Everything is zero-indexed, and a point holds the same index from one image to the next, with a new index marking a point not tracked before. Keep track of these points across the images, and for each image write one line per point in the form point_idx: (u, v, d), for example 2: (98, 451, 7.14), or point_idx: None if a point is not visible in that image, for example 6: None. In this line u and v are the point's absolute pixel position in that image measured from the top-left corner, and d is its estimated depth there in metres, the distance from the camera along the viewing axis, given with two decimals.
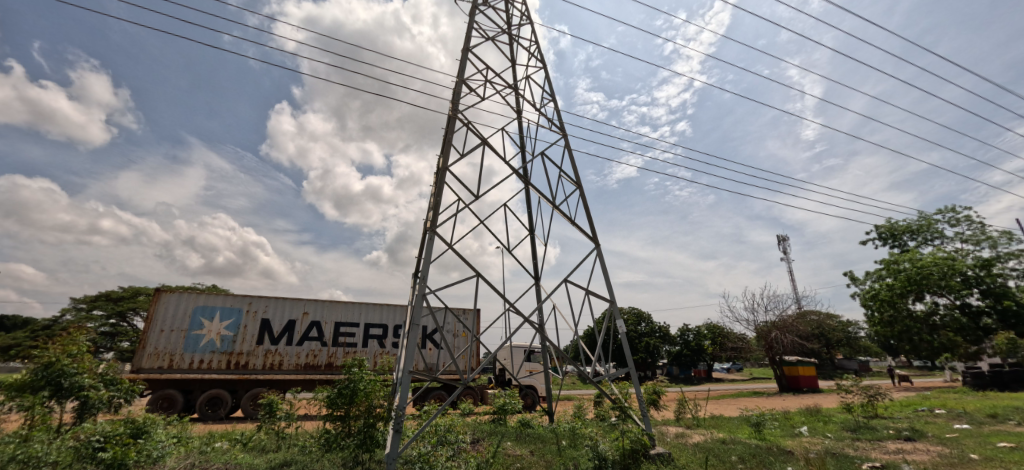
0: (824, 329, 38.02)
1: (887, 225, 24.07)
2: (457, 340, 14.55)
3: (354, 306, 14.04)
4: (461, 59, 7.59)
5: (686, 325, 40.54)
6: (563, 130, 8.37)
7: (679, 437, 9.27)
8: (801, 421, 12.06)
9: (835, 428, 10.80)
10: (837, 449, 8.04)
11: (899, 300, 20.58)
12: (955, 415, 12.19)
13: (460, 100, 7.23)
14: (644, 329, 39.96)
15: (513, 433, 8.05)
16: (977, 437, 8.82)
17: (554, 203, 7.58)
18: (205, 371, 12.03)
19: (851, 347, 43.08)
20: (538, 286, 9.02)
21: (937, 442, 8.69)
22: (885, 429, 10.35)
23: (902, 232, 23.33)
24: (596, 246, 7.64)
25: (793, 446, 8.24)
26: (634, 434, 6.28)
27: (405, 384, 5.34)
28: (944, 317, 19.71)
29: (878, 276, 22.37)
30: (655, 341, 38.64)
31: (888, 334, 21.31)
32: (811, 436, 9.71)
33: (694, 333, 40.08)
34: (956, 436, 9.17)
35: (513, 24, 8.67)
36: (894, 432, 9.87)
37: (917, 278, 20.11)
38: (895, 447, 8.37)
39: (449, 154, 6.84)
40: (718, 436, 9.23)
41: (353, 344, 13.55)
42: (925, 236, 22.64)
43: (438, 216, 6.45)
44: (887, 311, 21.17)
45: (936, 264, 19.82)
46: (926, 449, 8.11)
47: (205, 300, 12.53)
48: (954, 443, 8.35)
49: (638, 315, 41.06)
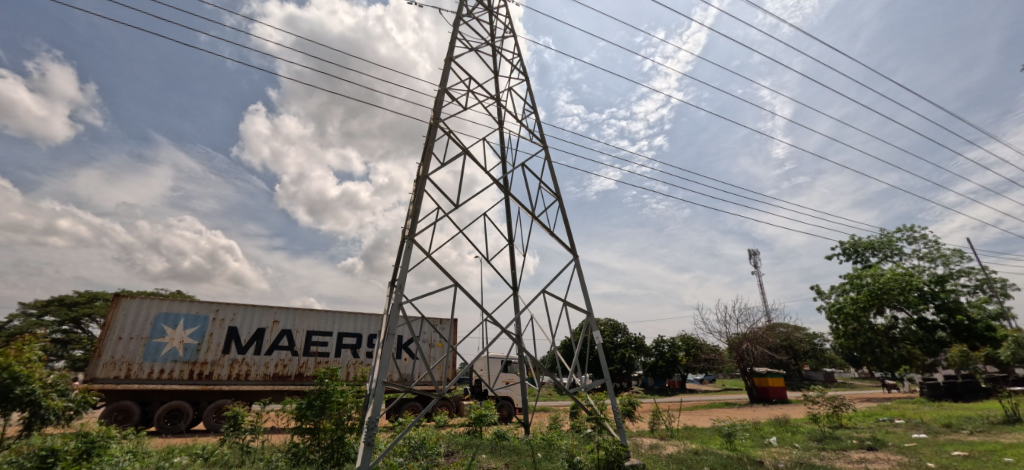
0: (792, 341, 39.22)
1: (851, 240, 25.09)
2: (434, 350, 14.41)
3: (328, 314, 13.71)
4: (444, 68, 7.56)
5: (661, 336, 41.18)
6: (544, 142, 8.37)
7: (653, 448, 9.37)
8: (770, 431, 12.42)
9: (802, 438, 11.14)
10: (803, 458, 8.32)
11: (862, 313, 21.45)
12: (914, 424, 12.73)
13: (442, 109, 7.19)
14: (620, 340, 40.52)
15: (488, 445, 7.94)
16: (934, 446, 9.22)
17: (534, 214, 7.45)
18: (166, 381, 11.46)
19: (818, 359, 44.53)
20: (515, 297, 8.93)
21: (896, 451, 9.04)
22: (849, 438, 10.73)
23: (864, 248, 24.40)
24: (576, 257, 7.83)
25: (763, 457, 8.44)
26: (609, 444, 6.26)
27: (378, 395, 5.19)
28: (903, 331, 20.66)
29: (842, 290, 23.24)
30: (630, 353, 39.17)
31: (852, 346, 22.23)
32: (779, 446, 10.01)
33: (669, 344, 40.65)
34: (915, 445, 9.55)
35: (497, 36, 8.71)
36: (857, 441, 10.21)
37: (879, 293, 21.01)
38: (858, 456, 8.62)
39: (429, 161, 6.75)
40: (691, 447, 9.37)
41: (325, 354, 13.18)
42: (885, 252, 23.74)
43: (417, 224, 6.32)
44: (851, 324, 21.98)
45: (896, 280, 20.80)
46: (887, 458, 8.42)
47: (168, 307, 11.97)
48: (913, 452, 8.72)
49: (614, 326, 41.66)
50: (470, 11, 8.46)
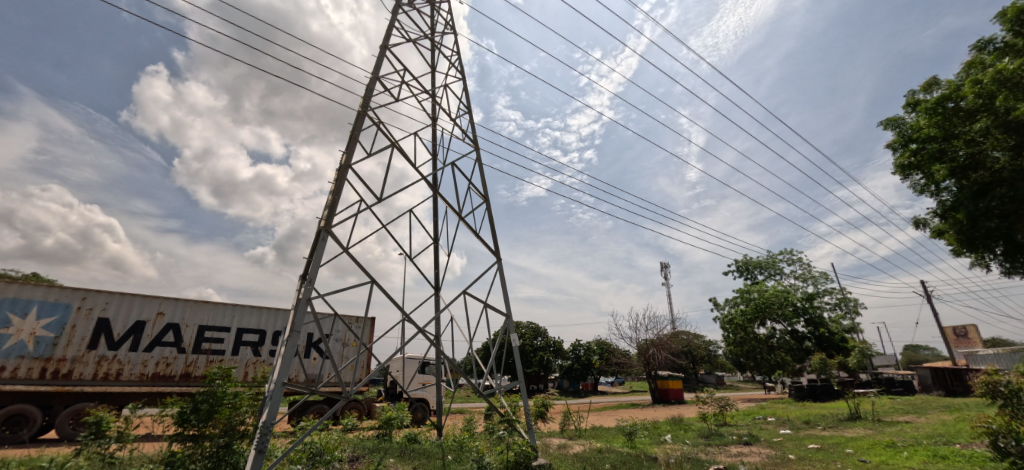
0: (691, 347, 43.17)
1: (744, 259, 28.28)
2: (347, 349, 13.73)
3: (226, 308, 12.45)
4: (377, 56, 7.28)
5: (578, 340, 43.07)
6: (476, 144, 8.40)
7: (561, 447, 9.79)
8: (666, 430, 13.58)
9: (693, 435, 12.33)
10: (692, 453, 9.21)
11: (749, 324, 24.26)
12: (782, 421, 14.69)
13: (373, 98, 6.92)
14: (540, 343, 41.75)
15: (397, 449, 7.73)
16: (795, 440, 10.71)
17: (460, 215, 7.43)
18: (7, 381, 9.62)
19: (711, 364, 49.47)
20: (437, 296, 8.81)
21: (766, 445, 10.35)
22: (730, 434, 12.07)
23: (754, 266, 27.63)
24: (499, 260, 8.01)
25: (658, 453, 9.21)
26: (519, 446, 6.41)
27: (276, 397, 4.83)
28: (779, 340, 23.75)
29: (734, 302, 26.10)
30: (548, 355, 40.48)
31: (739, 352, 25.02)
32: (673, 443, 10.98)
33: (585, 348, 42.66)
34: (780, 439, 11.02)
35: (436, 31, 8.58)
36: (736, 437, 11.53)
37: (762, 306, 23.96)
38: (736, 450, 9.70)
39: (353, 151, 6.46)
40: (596, 446, 9.93)
41: (220, 352, 11.98)
42: (770, 271, 27.10)
43: (334, 216, 6.00)
44: (739, 333, 24.73)
45: (776, 295, 23.86)
46: (758, 451, 9.61)
47: (16, 293, 10.08)
48: (778, 446, 10.05)
49: (535, 329, 42.83)
50: (411, 1, 8.24)
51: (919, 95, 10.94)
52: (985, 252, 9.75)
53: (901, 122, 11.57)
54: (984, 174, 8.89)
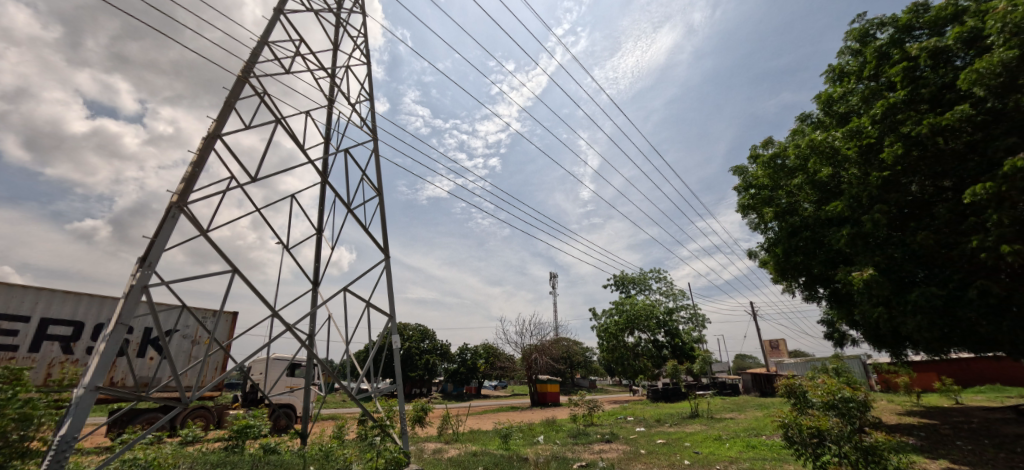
0: (570, 353, 46.27)
1: (621, 275, 31.29)
2: (196, 348, 11.93)
3: (26, 292, 9.92)
4: (269, 19, 6.50)
5: (465, 344, 43.30)
6: (375, 134, 7.95)
7: (436, 452, 9.71)
8: (540, 431, 14.32)
9: (563, 435, 13.20)
10: (559, 452, 9.86)
11: (620, 333, 26.85)
12: (638, 420, 16.52)
13: (258, 65, 6.16)
14: (426, 346, 41.07)
15: (248, 462, 6.90)
16: (646, 437, 12.10)
17: (349, 207, 6.92)
18: None
19: (586, 369, 53.59)
20: (315, 292, 8.07)
21: (623, 441, 11.52)
22: (595, 433, 13.18)
23: (628, 282, 30.72)
24: (387, 258, 7.78)
25: (529, 454, 9.66)
26: (390, 452, 6.19)
27: (84, 405, 3.98)
28: (643, 348, 26.72)
29: (609, 313, 28.69)
30: (434, 359, 39.99)
31: (610, 359, 27.54)
32: (544, 444, 11.61)
33: (472, 352, 43.04)
34: (635, 436, 12.36)
35: (343, 7, 7.99)
36: (600, 435, 12.63)
37: (632, 318, 26.74)
38: (597, 448, 10.62)
39: (225, 121, 5.65)
40: (471, 449, 10.05)
41: (10, 348, 9.50)
42: (641, 287, 30.38)
43: (191, 191, 5.17)
44: (611, 341, 27.24)
45: (644, 309, 26.83)
46: (616, 448, 10.65)
47: None
48: (633, 442, 11.27)
49: (423, 332, 42.11)
50: None
51: (760, 151, 13.30)
52: (793, 281, 12.18)
53: (746, 171, 13.93)
54: (797, 219, 11.11)
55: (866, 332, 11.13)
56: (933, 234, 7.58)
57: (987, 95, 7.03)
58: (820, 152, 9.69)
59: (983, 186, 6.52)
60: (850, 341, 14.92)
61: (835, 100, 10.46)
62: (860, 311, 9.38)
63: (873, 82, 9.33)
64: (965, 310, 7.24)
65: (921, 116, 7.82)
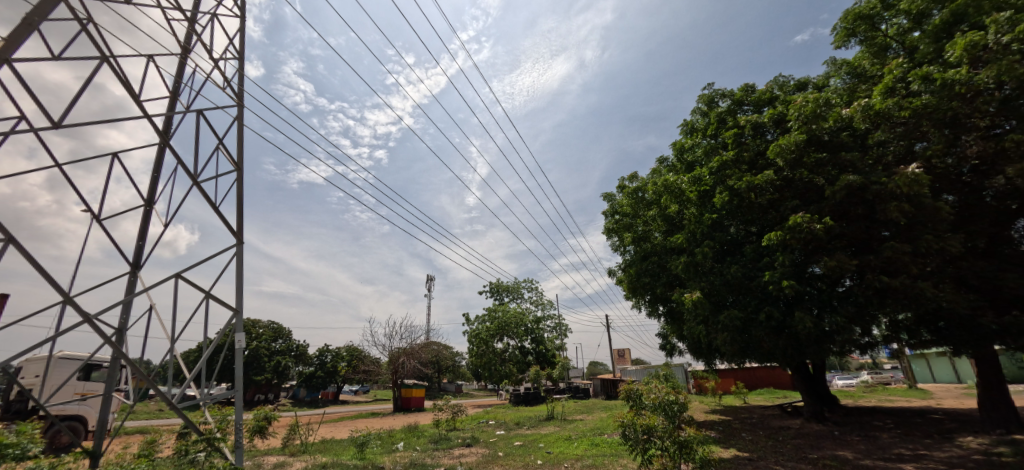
0: (439, 357, 45.88)
1: (496, 282, 32.25)
2: None
3: None
4: None
5: (326, 346, 39.89)
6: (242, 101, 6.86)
7: (278, 466, 8.65)
8: (400, 438, 13.78)
9: (423, 441, 12.94)
10: (418, 459, 9.62)
11: (490, 339, 27.58)
12: (499, 424, 17.08)
13: None
14: (278, 347, 36.86)
15: None
16: (505, 439, 12.52)
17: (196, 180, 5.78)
18: None
19: (454, 373, 53.67)
20: (133, 278, 6.52)
21: (483, 445, 11.73)
22: (456, 438, 13.19)
23: (503, 290, 31.82)
24: (239, 244, 6.91)
25: (385, 462, 9.23)
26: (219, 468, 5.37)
27: None
28: (510, 354, 27.85)
29: (482, 319, 29.28)
30: (287, 361, 36.02)
31: (478, 364, 28.06)
32: (403, 451, 11.21)
33: (333, 354, 39.77)
34: (495, 439, 12.70)
35: None
36: (461, 440, 12.67)
37: (503, 324, 27.71)
38: (457, 452, 10.66)
39: (20, 43, 4.29)
40: (320, 461, 9.21)
41: None
42: (513, 295, 31.70)
43: None
44: (481, 346, 27.82)
45: (515, 316, 28.03)
46: (475, 451, 10.81)
47: None
48: (492, 445, 11.56)
49: (276, 330, 37.91)
50: None
51: (626, 182, 15.03)
52: (641, 299, 13.96)
53: (614, 198, 15.60)
54: (648, 245, 12.82)
55: (690, 345, 13.28)
56: (741, 268, 9.41)
57: (784, 165, 9.05)
58: (670, 191, 11.41)
59: (775, 234, 8.35)
60: (677, 352, 17.64)
61: (685, 149, 12.41)
62: (686, 326, 11.15)
63: (713, 140, 11.30)
64: (755, 330, 9.11)
65: (741, 173, 9.71)
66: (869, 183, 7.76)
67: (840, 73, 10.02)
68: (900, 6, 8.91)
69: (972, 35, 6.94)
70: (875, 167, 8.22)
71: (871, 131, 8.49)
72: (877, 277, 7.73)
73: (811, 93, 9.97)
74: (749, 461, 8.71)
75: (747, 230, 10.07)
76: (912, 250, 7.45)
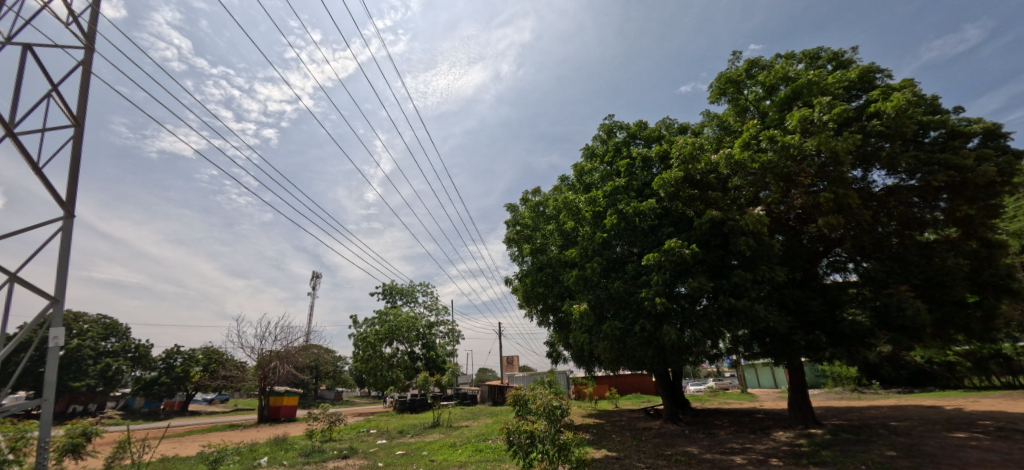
0: (319, 362, 42.32)
1: (391, 284, 30.95)
2: None
3: None
4: None
5: (177, 347, 34.20)
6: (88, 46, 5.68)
7: None
8: (264, 452, 12.33)
9: (292, 454, 11.76)
10: None
11: (378, 343, 26.30)
12: (380, 433, 16.31)
13: None
14: (110, 348, 30.64)
15: None
16: (387, 449, 11.98)
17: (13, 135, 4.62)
18: None
19: (334, 379, 49.92)
20: None
21: (362, 456, 11.05)
22: (331, 450, 12.23)
23: (397, 292, 30.65)
24: (67, 218, 5.64)
25: None
26: None
27: None
28: (398, 359, 26.86)
29: (371, 322, 27.81)
30: (121, 364, 30.09)
31: (363, 369, 26.53)
32: (267, 467, 10.04)
33: (185, 357, 34.21)
34: (375, 449, 12.06)
35: None
36: (336, 451, 11.78)
37: (394, 329, 26.66)
38: (332, 465, 9.91)
39: None
40: None
41: None
42: (408, 298, 30.72)
43: None
44: (368, 350, 26.40)
45: (407, 321, 27.18)
46: (352, 463, 10.14)
47: None
48: (373, 455, 10.95)
49: (109, 327, 31.55)
50: None
51: (529, 196, 15.67)
52: (533, 308, 14.57)
53: (516, 210, 16.13)
54: (544, 257, 13.46)
55: (573, 353, 14.19)
56: (623, 284, 10.32)
57: (664, 196, 10.21)
58: (569, 209, 12.11)
59: (653, 255, 9.38)
60: (562, 360, 18.74)
61: (585, 171, 13.33)
62: (572, 335, 11.91)
63: (609, 166, 12.37)
64: (630, 340, 10.08)
65: (630, 199, 10.75)
66: (727, 219, 9.17)
67: (712, 124, 11.77)
68: (758, 77, 10.81)
69: (804, 110, 8.69)
70: (732, 206, 9.77)
71: (731, 176, 10.06)
72: (727, 299, 9.12)
73: (690, 137, 11.51)
74: (617, 459, 9.58)
75: (630, 250, 11.01)
76: (753, 278, 8.97)
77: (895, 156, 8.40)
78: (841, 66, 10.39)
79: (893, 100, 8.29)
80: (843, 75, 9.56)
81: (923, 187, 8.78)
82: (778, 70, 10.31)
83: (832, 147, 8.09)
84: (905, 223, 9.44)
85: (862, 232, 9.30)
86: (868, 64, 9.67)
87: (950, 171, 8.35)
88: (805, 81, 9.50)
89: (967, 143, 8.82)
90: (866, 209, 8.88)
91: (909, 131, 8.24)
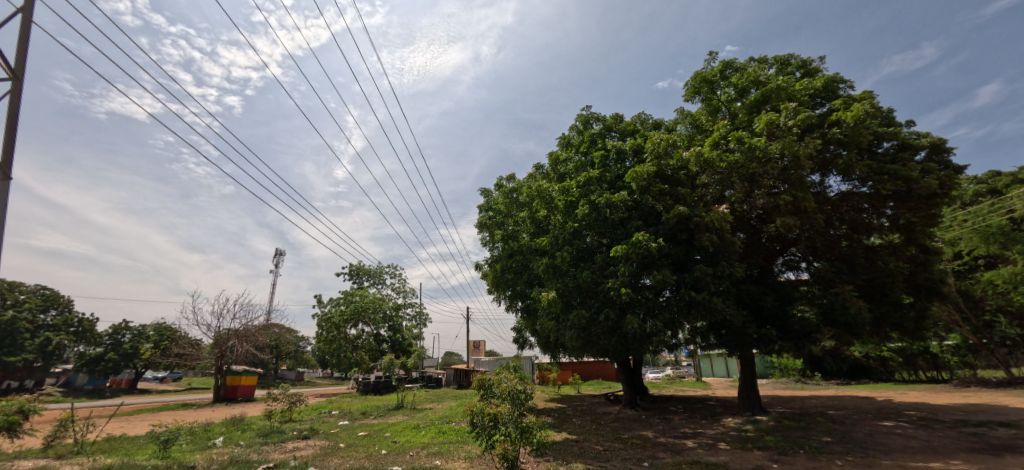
0: (280, 342, 41.21)
1: (358, 265, 30.34)
2: None
3: None
4: None
5: (125, 323, 32.45)
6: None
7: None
8: (218, 432, 11.96)
9: (249, 435, 11.48)
10: (241, 455, 8.52)
11: (343, 324, 25.85)
12: (342, 414, 16.16)
13: None
14: (49, 321, 28.75)
15: None
16: (349, 430, 11.89)
17: None
18: None
19: (295, 360, 48.81)
20: None
21: (322, 437, 10.92)
22: (291, 430, 11.98)
23: (364, 273, 30.08)
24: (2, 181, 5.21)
25: (196, 461, 7.95)
26: None
27: None
28: (363, 341, 26.50)
29: (336, 303, 27.25)
30: (63, 339, 28.38)
31: (326, 350, 26.06)
32: (222, 447, 9.78)
33: (134, 333, 32.55)
34: (337, 430, 11.93)
35: None
36: (296, 432, 11.57)
37: (360, 310, 26.25)
38: (291, 446, 9.77)
39: None
40: (102, 463, 7.47)
41: None
42: (375, 280, 30.23)
43: None
44: (332, 331, 25.95)
45: (374, 302, 26.83)
46: (313, 444, 10.01)
47: None
48: (334, 436, 10.83)
49: (49, 299, 29.57)
50: None
51: (503, 182, 15.62)
52: (502, 293, 14.68)
53: (490, 195, 16.06)
54: (515, 244, 13.51)
55: (539, 339, 14.45)
56: (590, 274, 10.48)
57: (636, 189, 10.45)
58: (542, 197, 12.13)
59: (621, 247, 9.57)
60: (528, 346, 19.04)
61: (559, 161, 13.39)
62: (539, 322, 12.08)
63: (583, 157, 12.49)
64: (595, 329, 10.32)
65: (602, 190, 10.88)
66: (693, 215, 9.47)
67: (685, 121, 12.03)
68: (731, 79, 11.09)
69: (771, 114, 9.00)
70: (699, 203, 10.07)
71: (700, 174, 10.36)
72: (688, 291, 9.45)
73: (663, 133, 11.73)
74: (576, 442, 9.90)
75: (599, 241, 11.22)
76: (713, 272, 9.35)
77: (850, 164, 8.89)
78: (809, 74, 10.81)
79: (853, 110, 8.70)
80: (810, 83, 9.96)
81: (874, 194, 9.34)
82: (750, 73, 10.62)
83: (795, 151, 8.44)
84: (854, 227, 10.09)
85: (816, 234, 9.84)
86: (833, 74, 10.13)
87: (898, 181, 8.91)
88: (775, 86, 9.82)
89: (915, 155, 9.43)
90: (820, 212, 9.40)
91: (864, 141, 8.71)
